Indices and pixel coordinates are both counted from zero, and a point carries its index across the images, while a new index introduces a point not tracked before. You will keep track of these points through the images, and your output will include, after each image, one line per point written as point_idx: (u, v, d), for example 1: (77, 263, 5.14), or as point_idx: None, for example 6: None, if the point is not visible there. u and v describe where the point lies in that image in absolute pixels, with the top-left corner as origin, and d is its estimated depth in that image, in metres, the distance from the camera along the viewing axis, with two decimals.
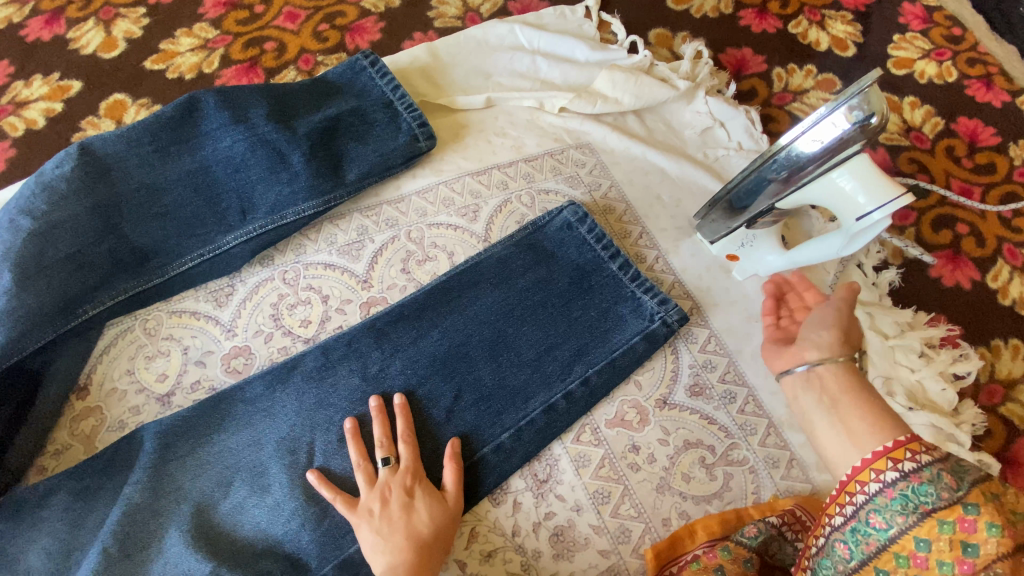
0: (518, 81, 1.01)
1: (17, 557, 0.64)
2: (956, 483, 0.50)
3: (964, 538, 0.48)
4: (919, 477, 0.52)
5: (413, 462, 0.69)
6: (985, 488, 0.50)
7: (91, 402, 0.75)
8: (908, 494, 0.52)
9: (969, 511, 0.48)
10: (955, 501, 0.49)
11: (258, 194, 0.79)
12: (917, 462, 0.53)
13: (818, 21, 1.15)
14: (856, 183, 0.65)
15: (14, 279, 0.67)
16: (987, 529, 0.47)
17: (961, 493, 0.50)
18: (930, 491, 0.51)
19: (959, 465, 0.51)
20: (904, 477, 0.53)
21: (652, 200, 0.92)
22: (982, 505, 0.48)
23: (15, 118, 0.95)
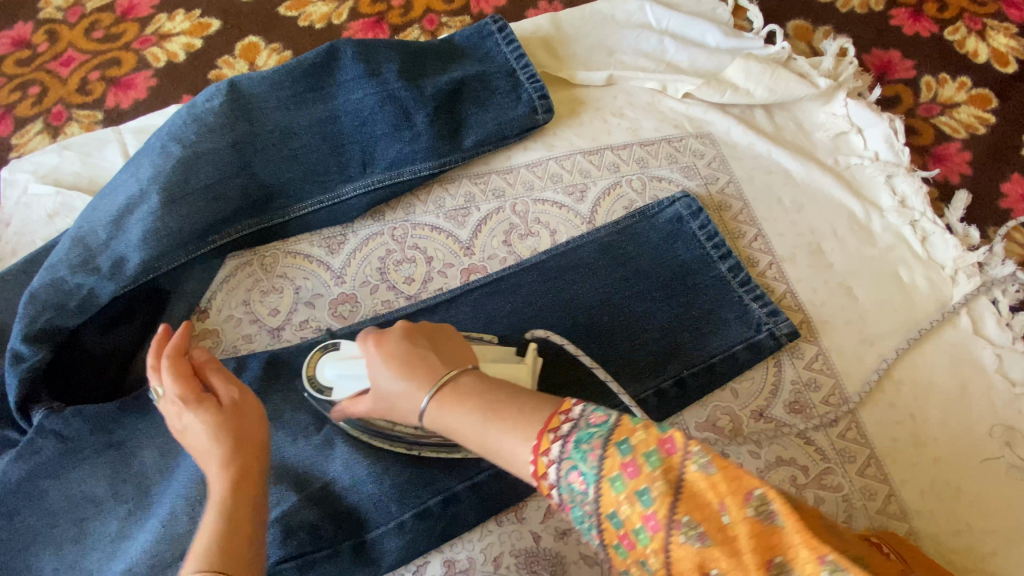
0: (642, 60, 0.97)
1: (135, 451, 0.68)
2: (583, 484, 0.42)
3: (636, 555, 0.40)
4: (566, 501, 0.43)
5: (178, 390, 0.57)
6: (607, 467, 0.41)
7: (209, 324, 0.79)
8: (582, 528, 0.44)
9: (618, 523, 0.41)
10: (601, 513, 0.42)
11: (380, 149, 0.82)
12: (556, 484, 0.43)
13: (979, 29, 1.03)
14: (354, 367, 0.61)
15: (161, 201, 0.71)
16: (640, 538, 0.40)
17: (594, 495, 0.41)
18: (584, 513, 0.43)
19: (572, 452, 0.42)
20: (562, 509, 0.44)
21: (771, 201, 0.87)
22: (618, 503, 0.40)
23: (158, 49, 1.01)
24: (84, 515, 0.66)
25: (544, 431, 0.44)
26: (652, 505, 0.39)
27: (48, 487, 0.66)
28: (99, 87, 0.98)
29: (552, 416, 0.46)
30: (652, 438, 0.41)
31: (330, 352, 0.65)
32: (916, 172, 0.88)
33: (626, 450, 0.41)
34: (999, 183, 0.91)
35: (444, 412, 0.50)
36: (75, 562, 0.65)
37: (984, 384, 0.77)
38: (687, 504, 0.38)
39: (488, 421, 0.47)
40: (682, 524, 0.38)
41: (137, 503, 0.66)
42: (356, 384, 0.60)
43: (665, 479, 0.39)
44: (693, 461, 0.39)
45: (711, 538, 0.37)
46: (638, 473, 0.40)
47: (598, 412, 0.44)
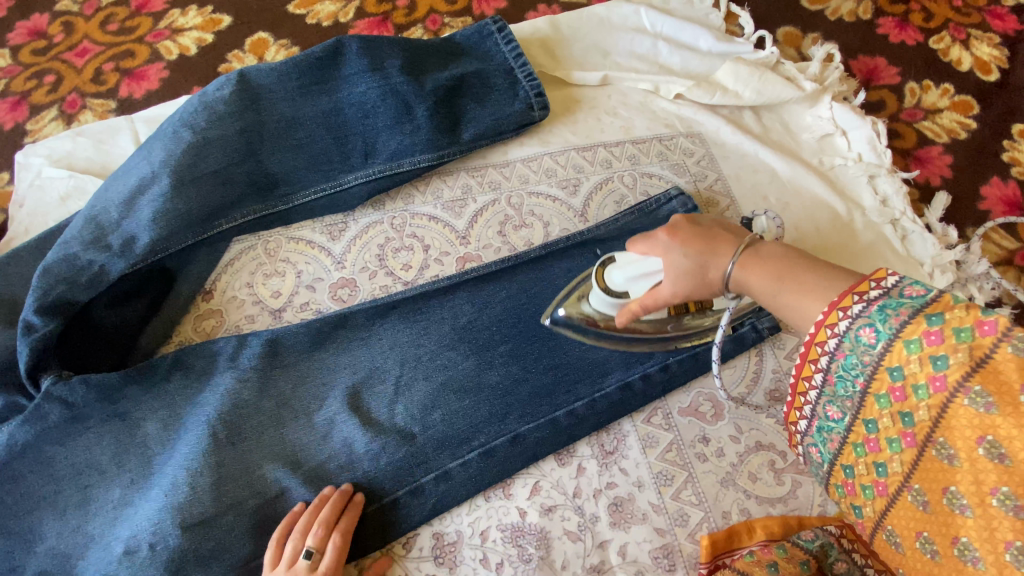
0: (636, 62, 1.00)
1: (139, 423, 0.70)
2: (873, 338, 0.44)
3: (901, 407, 0.44)
4: (841, 351, 0.47)
5: (333, 563, 0.65)
6: (907, 329, 0.43)
7: (214, 305, 0.82)
8: (840, 376, 0.47)
9: (897, 376, 0.44)
10: (880, 364, 0.44)
11: (382, 141, 0.85)
12: (836, 335, 0.47)
13: (963, 39, 1.07)
14: (634, 269, 0.66)
15: (171, 183, 0.74)
16: (917, 393, 0.43)
17: (881, 351, 0.44)
18: (856, 362, 0.46)
19: (873, 312, 0.45)
20: (830, 357, 0.48)
21: (757, 199, 0.90)
22: (904, 360, 0.43)
23: (170, 43, 1.05)
24: (88, 482, 0.68)
25: (850, 292, 0.47)
26: (946, 370, 0.41)
27: (54, 453, 0.68)
28: (112, 78, 1.02)
29: (856, 283, 0.48)
30: (970, 318, 0.40)
31: (610, 265, 0.69)
32: (897, 173, 0.91)
33: (936, 321, 0.41)
34: (979, 186, 0.95)
35: (743, 273, 0.56)
36: (78, 526, 0.67)
37: None
38: (984, 377, 0.39)
39: (785, 281, 0.53)
40: (973, 391, 0.40)
41: (140, 472, 0.69)
42: (647, 281, 0.65)
43: (969, 353, 0.40)
44: (1013, 342, 0.38)
45: (1001, 408, 0.38)
46: (942, 341, 0.41)
47: (917, 287, 0.44)
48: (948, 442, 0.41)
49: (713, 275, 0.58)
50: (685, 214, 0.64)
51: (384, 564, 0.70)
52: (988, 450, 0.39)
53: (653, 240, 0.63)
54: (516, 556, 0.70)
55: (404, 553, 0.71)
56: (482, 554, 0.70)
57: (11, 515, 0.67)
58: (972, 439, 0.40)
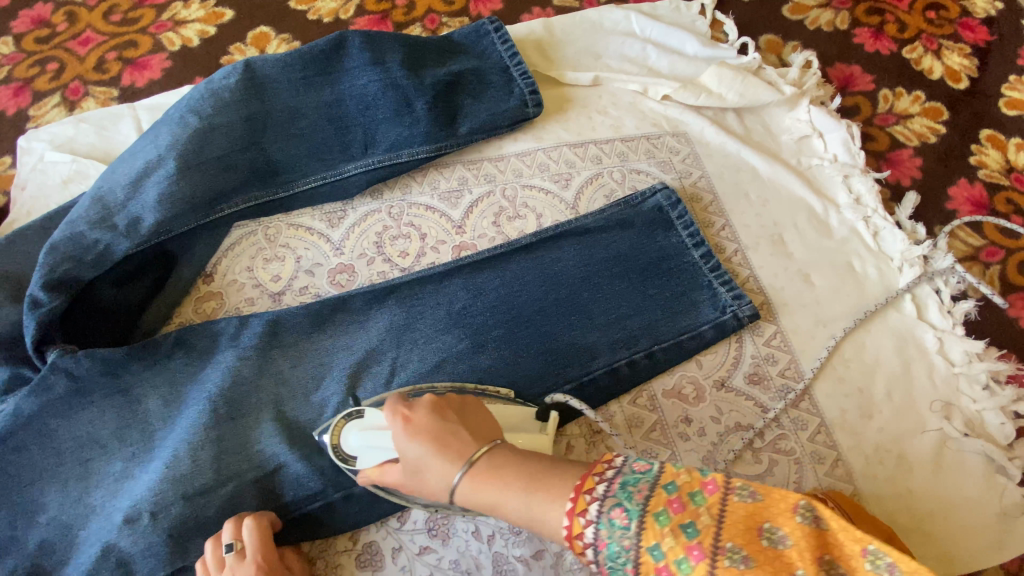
0: (625, 65, 1.05)
1: (140, 399, 0.72)
2: (625, 520, 0.43)
3: None
4: (602, 539, 0.44)
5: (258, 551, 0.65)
6: (652, 502, 0.43)
7: (215, 287, 0.85)
8: (614, 569, 0.44)
9: (659, 556, 0.41)
10: (640, 548, 0.42)
11: (381, 132, 0.88)
12: (593, 521, 0.45)
13: (934, 49, 1.13)
14: (370, 435, 0.65)
15: (176, 167, 0.77)
16: (679, 566, 0.40)
17: (635, 531, 0.43)
18: (619, 549, 0.43)
19: (616, 493, 0.45)
20: (594, 549, 0.45)
21: (739, 195, 0.95)
22: (660, 537, 0.42)
23: (174, 34, 1.07)
24: (90, 456, 0.70)
25: (591, 474, 0.48)
26: (697, 537, 0.41)
27: (57, 426, 0.70)
28: (115, 67, 1.04)
29: (586, 472, 0.49)
30: (695, 480, 0.44)
31: (352, 421, 0.68)
32: (870, 174, 0.97)
33: (671, 489, 0.44)
34: (947, 187, 1.01)
35: (476, 487, 0.53)
36: (79, 498, 0.69)
37: (926, 364, 0.85)
38: (728, 531, 0.41)
39: (531, 488, 0.51)
40: (727, 549, 0.40)
41: (141, 446, 0.71)
42: (380, 456, 0.65)
43: (709, 514, 0.42)
44: (736, 492, 0.43)
45: (755, 559, 0.39)
46: (683, 508, 0.43)
47: (641, 462, 0.47)
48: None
49: (432, 479, 0.56)
50: (434, 394, 0.61)
51: (378, 537, 0.73)
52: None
53: (391, 421, 0.60)
54: (507, 528, 0.73)
55: (398, 525, 0.73)
56: (475, 527, 0.72)
57: (13, 486, 0.69)
58: None
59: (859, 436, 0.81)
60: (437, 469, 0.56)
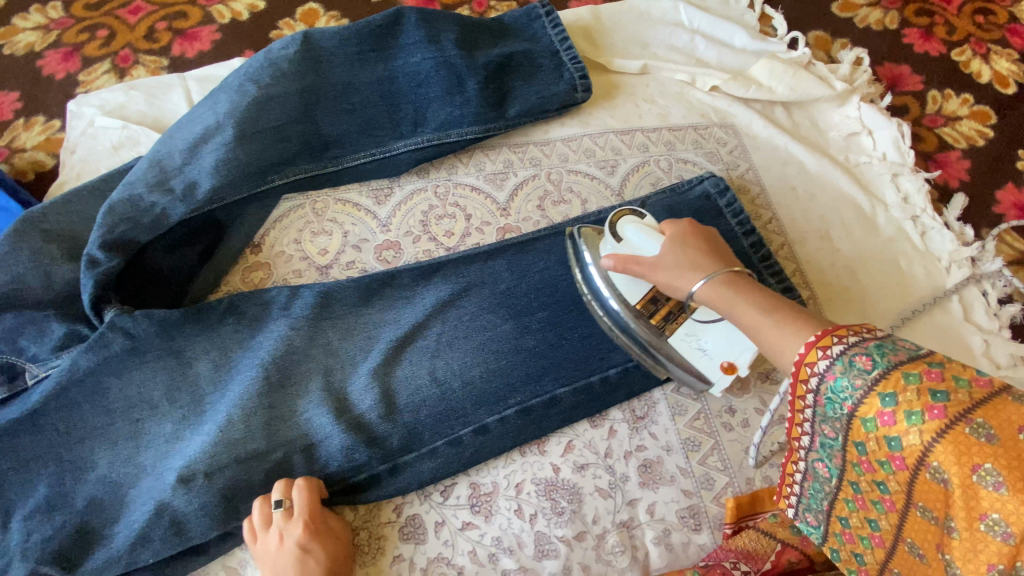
0: (673, 55, 1.04)
1: (191, 362, 0.73)
2: (868, 365, 0.47)
3: (888, 430, 0.46)
4: (833, 373, 0.49)
5: (308, 509, 0.66)
6: (906, 364, 0.46)
7: (262, 258, 0.85)
8: (828, 402, 0.50)
9: (888, 402, 0.46)
10: (870, 391, 0.47)
11: (432, 111, 0.88)
12: (830, 357, 0.49)
13: (983, 53, 1.12)
14: (638, 234, 0.68)
15: (234, 134, 0.77)
16: (907, 418, 0.44)
17: (874, 378, 0.47)
18: (847, 386, 0.48)
19: (868, 346, 0.48)
20: (820, 380, 0.50)
21: (787, 189, 0.94)
22: (900, 389, 0.45)
23: (222, 7, 1.07)
24: (140, 416, 0.71)
25: (830, 333, 0.50)
26: (944, 402, 0.43)
27: (110, 385, 0.71)
28: (164, 36, 1.04)
29: (832, 329, 0.51)
30: (966, 370, 0.44)
31: (631, 216, 0.71)
32: (920, 173, 0.96)
33: (936, 365, 0.45)
34: (994, 191, 1.00)
35: (717, 290, 0.61)
36: (129, 457, 0.70)
37: (971, 366, 0.84)
38: (984, 411, 0.42)
39: (771, 314, 0.57)
40: (974, 422, 0.41)
41: (191, 409, 0.72)
42: (638, 250, 0.68)
43: (968, 395, 0.42)
44: (1011, 394, 0.41)
45: (1002, 441, 0.40)
46: (942, 379, 0.44)
47: (909, 343, 0.48)
48: (940, 466, 0.43)
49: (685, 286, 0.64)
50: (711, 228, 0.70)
51: (421, 510, 0.73)
52: (982, 478, 0.40)
53: (674, 227, 0.68)
54: (549, 508, 0.73)
55: (441, 500, 0.73)
56: (517, 504, 0.73)
57: (64, 443, 0.69)
58: (968, 465, 0.41)
59: None
60: (678, 270, 0.64)
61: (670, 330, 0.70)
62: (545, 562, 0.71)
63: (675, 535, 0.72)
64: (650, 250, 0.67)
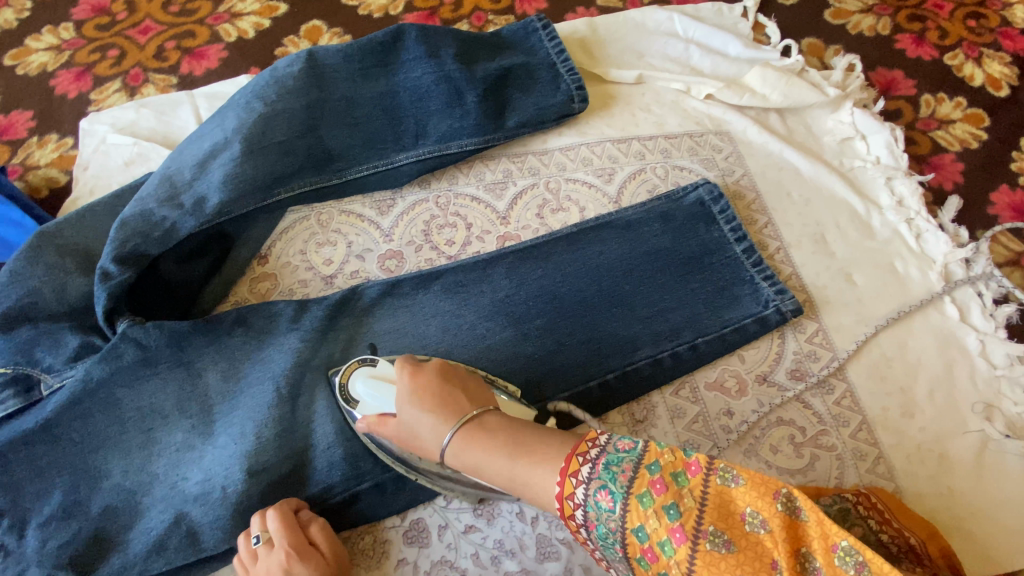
0: (668, 64, 1.06)
1: (201, 372, 0.75)
2: (610, 502, 0.47)
3: (659, 568, 0.45)
4: (592, 517, 0.49)
5: (285, 536, 0.66)
6: (635, 485, 0.47)
7: (269, 269, 0.88)
8: (606, 544, 0.49)
9: (642, 536, 0.46)
10: (626, 529, 0.47)
11: (433, 123, 0.90)
12: (581, 505, 0.49)
13: (976, 57, 1.14)
14: (376, 390, 0.68)
15: (241, 150, 0.80)
16: (663, 553, 0.44)
17: (621, 513, 0.47)
18: (607, 529, 0.48)
19: (601, 474, 0.49)
20: (586, 526, 0.50)
21: (782, 195, 0.95)
22: (644, 518, 0.46)
23: (229, 26, 1.11)
24: (152, 426, 0.73)
25: (568, 475, 0.51)
26: (677, 518, 0.44)
27: (123, 395, 0.73)
28: (173, 55, 1.08)
29: (571, 453, 0.52)
30: (678, 461, 0.47)
31: (361, 369, 0.71)
32: (914, 176, 0.97)
33: (654, 469, 0.47)
34: (990, 192, 1.01)
35: (466, 448, 0.59)
36: (142, 466, 0.72)
37: (968, 366, 0.85)
38: (711, 514, 0.44)
39: (516, 458, 0.55)
40: (709, 533, 0.43)
41: (201, 419, 0.74)
42: (381, 407, 0.68)
43: (690, 496, 0.45)
44: (717, 475, 0.46)
45: (736, 544, 0.43)
46: (666, 488, 0.46)
47: (625, 440, 0.50)
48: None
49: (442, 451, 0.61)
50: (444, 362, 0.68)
51: (426, 514, 0.74)
52: None
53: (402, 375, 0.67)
54: None
55: (445, 504, 0.75)
56: (519, 508, 0.74)
57: (78, 453, 0.71)
58: None
59: (901, 435, 0.81)
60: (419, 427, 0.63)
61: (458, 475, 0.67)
62: (547, 564, 0.72)
63: None
64: (389, 408, 0.67)
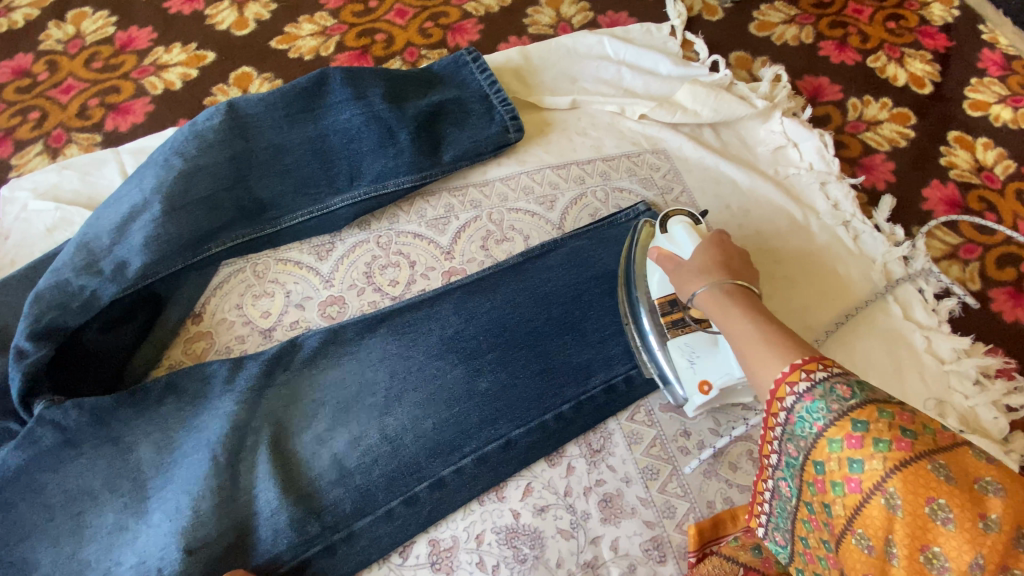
0: (602, 87, 1.08)
1: (132, 446, 0.71)
2: (848, 394, 0.47)
3: (853, 455, 0.45)
4: (812, 394, 0.48)
5: None
6: (882, 400, 0.46)
7: (203, 327, 0.84)
8: (803, 417, 0.48)
9: (858, 429, 0.45)
10: (845, 415, 0.46)
11: (366, 164, 0.89)
12: (813, 380, 0.49)
13: (897, 57, 1.18)
14: (676, 237, 0.71)
15: (162, 209, 0.77)
16: (874, 445, 0.44)
17: (852, 405, 0.46)
18: (822, 408, 0.47)
19: (853, 376, 0.47)
20: (798, 400, 0.49)
21: (720, 207, 0.96)
22: (873, 419, 0.45)
23: (155, 78, 1.08)
24: (80, 509, 0.68)
25: (800, 367, 0.50)
26: (912, 439, 0.43)
27: (47, 479, 0.68)
28: (97, 113, 1.05)
29: (809, 358, 0.51)
30: (934, 419, 0.45)
31: (683, 218, 0.73)
32: (846, 179, 0.99)
33: (909, 407, 0.45)
34: (921, 188, 1.03)
35: (719, 297, 0.60)
36: (71, 553, 0.67)
37: (917, 364, 0.86)
38: (946, 456, 0.42)
39: (756, 322, 0.56)
40: (935, 462, 0.42)
41: (134, 496, 0.69)
42: (676, 249, 0.70)
43: (932, 438, 0.43)
44: (973, 448, 0.43)
45: (956, 483, 0.41)
46: (912, 420, 0.44)
47: None
48: (896, 493, 0.42)
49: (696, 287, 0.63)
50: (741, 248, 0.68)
51: (381, 574, 0.72)
52: (933, 511, 0.41)
53: (710, 236, 0.68)
54: (511, 557, 0.72)
55: (401, 561, 0.72)
56: (479, 557, 0.72)
57: (1, 546, 0.66)
58: (923, 497, 0.41)
59: None
60: (690, 272, 0.65)
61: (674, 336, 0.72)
62: None
63: (641, 569, 0.72)
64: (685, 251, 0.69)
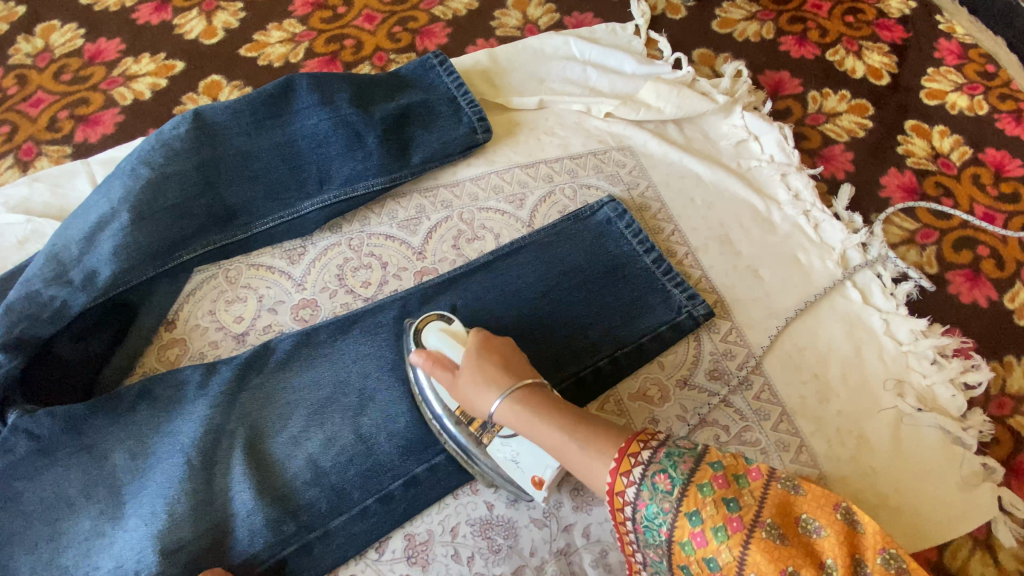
0: (568, 87, 1.10)
1: (107, 453, 0.72)
2: (669, 485, 0.54)
3: (705, 552, 0.51)
4: (645, 498, 0.55)
5: None
6: (697, 476, 0.53)
7: (177, 334, 0.85)
8: (652, 526, 0.54)
9: (695, 521, 0.52)
10: (680, 512, 0.53)
11: (335, 168, 0.90)
12: (637, 481, 0.55)
13: (855, 50, 1.21)
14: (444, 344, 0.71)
15: (130, 219, 0.77)
16: (716, 536, 0.50)
17: (677, 497, 0.53)
18: (659, 510, 0.54)
19: (662, 460, 0.55)
20: (637, 508, 0.55)
21: (685, 201, 0.99)
22: (701, 505, 0.52)
23: (125, 89, 1.09)
24: (57, 516, 0.69)
25: (626, 455, 0.57)
26: (737, 510, 0.51)
27: (22, 488, 0.69)
28: (67, 125, 1.05)
29: (625, 443, 0.58)
30: (738, 466, 0.54)
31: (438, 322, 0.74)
32: (806, 170, 1.02)
33: (717, 467, 0.54)
34: (880, 177, 1.07)
35: (512, 412, 0.63)
36: (49, 560, 0.68)
37: (876, 346, 0.89)
38: (770, 510, 0.51)
39: (566, 434, 0.61)
40: (765, 523, 0.50)
41: (110, 502, 0.70)
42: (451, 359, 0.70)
43: (751, 495, 0.52)
44: (779, 482, 0.53)
45: (788, 537, 0.50)
46: (727, 485, 0.53)
47: (685, 441, 0.57)
48: (756, 574, 0.48)
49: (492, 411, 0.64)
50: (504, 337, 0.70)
51: (358, 570, 0.73)
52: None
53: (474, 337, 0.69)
54: (486, 547, 0.74)
55: (378, 556, 0.74)
56: (454, 549, 0.74)
57: None
58: (779, 567, 0.48)
59: (820, 422, 0.84)
60: (476, 387, 0.65)
61: (488, 438, 0.71)
62: None
63: (612, 554, 0.74)
64: (453, 358, 0.69)
